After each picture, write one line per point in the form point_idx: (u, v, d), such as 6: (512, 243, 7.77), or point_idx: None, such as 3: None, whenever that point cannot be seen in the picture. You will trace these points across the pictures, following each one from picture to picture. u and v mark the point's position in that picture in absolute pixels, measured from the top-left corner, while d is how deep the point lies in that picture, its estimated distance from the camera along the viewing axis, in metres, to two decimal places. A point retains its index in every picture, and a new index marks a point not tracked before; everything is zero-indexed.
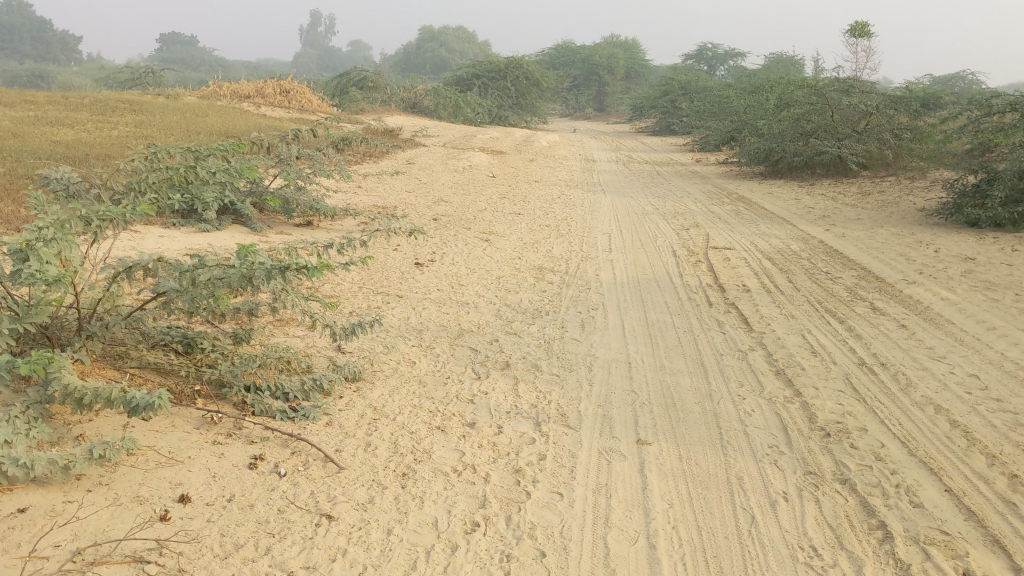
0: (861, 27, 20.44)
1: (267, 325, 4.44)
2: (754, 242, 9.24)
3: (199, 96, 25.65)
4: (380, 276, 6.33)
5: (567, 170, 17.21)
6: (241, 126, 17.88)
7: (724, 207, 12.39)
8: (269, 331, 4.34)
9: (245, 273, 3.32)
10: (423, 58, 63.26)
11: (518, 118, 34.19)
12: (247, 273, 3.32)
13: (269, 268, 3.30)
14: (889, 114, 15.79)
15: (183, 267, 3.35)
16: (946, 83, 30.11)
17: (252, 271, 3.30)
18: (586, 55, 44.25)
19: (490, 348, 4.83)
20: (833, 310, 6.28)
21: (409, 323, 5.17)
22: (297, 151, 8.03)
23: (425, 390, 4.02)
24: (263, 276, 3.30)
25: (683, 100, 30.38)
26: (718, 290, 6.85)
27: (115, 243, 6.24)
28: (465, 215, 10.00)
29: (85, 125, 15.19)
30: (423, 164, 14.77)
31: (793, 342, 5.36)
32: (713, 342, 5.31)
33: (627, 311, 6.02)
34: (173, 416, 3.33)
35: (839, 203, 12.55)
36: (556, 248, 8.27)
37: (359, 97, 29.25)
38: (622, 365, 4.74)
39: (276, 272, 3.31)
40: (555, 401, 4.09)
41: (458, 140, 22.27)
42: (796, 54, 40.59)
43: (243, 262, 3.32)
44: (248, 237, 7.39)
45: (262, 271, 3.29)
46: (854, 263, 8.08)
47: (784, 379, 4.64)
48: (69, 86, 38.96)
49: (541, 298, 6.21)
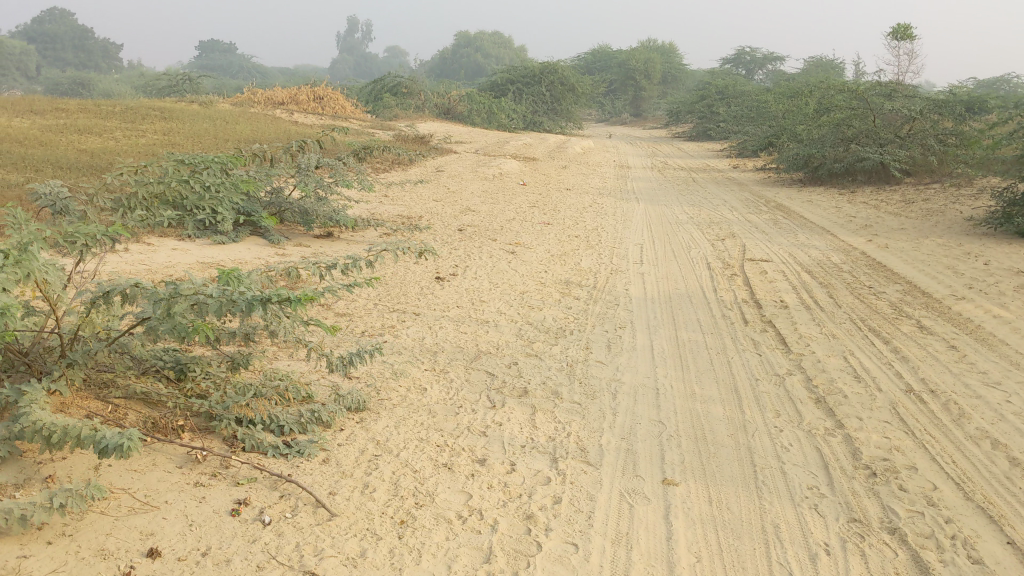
0: (903, 30, 19.92)
1: (268, 349, 4.19)
2: (793, 254, 8.87)
3: (233, 103, 25.74)
4: (398, 291, 6.07)
5: (600, 177, 16.91)
6: (272, 134, 17.81)
7: (761, 216, 12.01)
8: (270, 356, 4.08)
9: (222, 305, 3.03)
10: (459, 64, 63.27)
11: (553, 124, 33.93)
12: (225, 305, 3.03)
13: (248, 300, 3.01)
14: (933, 118, 15.29)
15: (158, 295, 3.02)
16: (991, 86, 29.38)
17: (232, 303, 3.03)
18: (623, 60, 43.92)
19: (508, 373, 4.54)
20: (876, 328, 5.91)
21: (423, 344, 4.89)
22: (316, 160, 7.71)
23: (433, 422, 3.73)
24: (242, 308, 3.02)
25: (720, 105, 29.95)
26: (753, 306, 6.50)
27: (125, 259, 6.05)
28: (493, 225, 9.73)
29: (116, 133, 15.18)
30: (453, 172, 14.56)
31: (834, 365, 5.00)
32: (748, 365, 4.97)
33: (655, 330, 5.70)
34: (155, 453, 3.08)
35: (881, 211, 12.11)
36: (585, 261, 7.97)
37: (393, 103, 29.19)
38: (649, 392, 4.42)
39: (258, 304, 3.04)
40: (575, 433, 3.79)
41: (491, 147, 22.06)
42: (837, 58, 39.91)
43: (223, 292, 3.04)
44: (264, 249, 7.18)
45: (242, 303, 3.01)
46: (899, 277, 7.68)
47: (824, 408, 4.29)
48: (110, 95, 39.47)
49: (566, 315, 5.91)
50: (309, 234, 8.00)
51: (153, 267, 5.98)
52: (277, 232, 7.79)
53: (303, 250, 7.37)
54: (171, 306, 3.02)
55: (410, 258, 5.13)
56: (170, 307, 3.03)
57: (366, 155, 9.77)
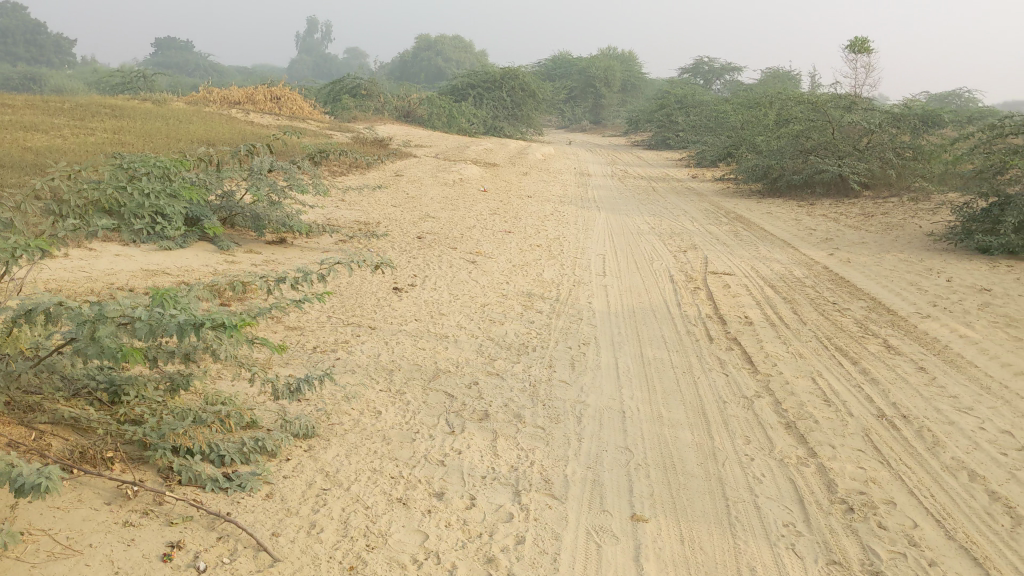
0: (861, 43, 20.05)
1: (212, 369, 3.92)
2: (755, 267, 8.75)
3: (188, 101, 25.21)
4: (354, 303, 5.82)
5: (561, 184, 16.75)
6: (227, 134, 17.42)
7: (722, 227, 11.91)
8: (213, 378, 3.81)
9: (151, 329, 2.79)
10: (419, 67, 62.90)
11: (513, 129, 33.76)
12: (155, 328, 2.79)
13: (180, 323, 2.78)
14: (892, 132, 15.36)
15: (81, 317, 2.78)
16: (943, 101, 29.79)
17: (161, 327, 2.78)
18: (583, 68, 43.94)
19: (469, 393, 4.31)
20: (844, 347, 5.78)
21: (378, 361, 4.65)
22: (269, 163, 7.49)
23: (388, 451, 3.50)
24: (173, 332, 2.78)
25: (679, 114, 29.99)
26: (718, 321, 6.35)
27: (64, 266, 5.73)
28: (452, 232, 9.49)
29: (64, 130, 14.70)
30: (412, 177, 14.30)
31: (804, 386, 4.84)
32: (716, 385, 4.80)
33: (620, 346, 5.50)
34: (82, 487, 2.81)
35: (841, 224, 12.08)
36: (547, 272, 7.77)
37: (351, 105, 28.83)
38: (615, 414, 4.23)
39: (190, 328, 2.80)
40: (538, 462, 3.58)
41: (450, 152, 21.83)
42: (794, 70, 40.28)
43: (151, 314, 2.79)
44: (213, 256, 6.89)
45: (172, 327, 2.77)
46: (863, 292, 7.58)
47: (796, 434, 4.13)
48: (62, 89, 38.61)
49: (528, 330, 5.70)
50: (261, 240, 7.72)
51: (93, 275, 5.67)
52: (228, 237, 7.49)
53: (254, 257, 7.08)
54: (95, 330, 2.77)
55: (364, 270, 4.90)
56: (94, 331, 2.78)
57: (321, 158, 9.49)
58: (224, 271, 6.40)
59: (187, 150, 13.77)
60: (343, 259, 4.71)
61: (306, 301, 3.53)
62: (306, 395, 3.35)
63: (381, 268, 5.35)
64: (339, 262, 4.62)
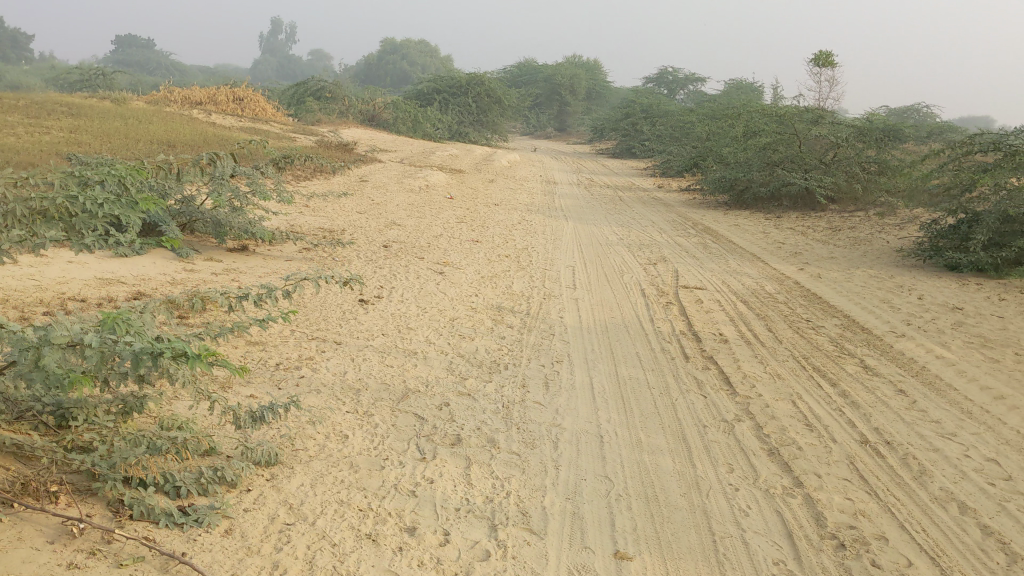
0: (825, 57, 20.14)
1: (168, 391, 3.70)
2: (727, 281, 8.65)
3: (148, 100, 24.73)
4: (318, 317, 5.60)
5: (527, 192, 16.60)
6: (188, 135, 17.06)
7: (691, 239, 11.82)
8: (169, 400, 3.60)
9: (101, 355, 2.63)
10: (384, 71, 62.53)
11: (479, 135, 33.59)
12: (105, 356, 2.64)
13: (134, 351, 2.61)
14: (858, 147, 15.40)
15: (26, 343, 2.60)
16: (904, 115, 30.11)
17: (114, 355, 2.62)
18: (548, 75, 43.91)
19: (440, 415, 4.12)
20: (821, 367, 5.66)
21: (344, 380, 4.44)
22: (232, 168, 7.30)
23: (356, 480, 3.31)
24: (126, 361, 2.61)
25: (645, 123, 30.01)
26: (692, 338, 6.21)
27: (14, 272, 5.47)
28: (418, 241, 9.29)
29: (17, 128, 14.28)
30: (377, 182, 14.07)
31: (784, 409, 4.72)
32: (694, 408, 4.66)
33: (594, 364, 5.34)
34: (22, 522, 2.59)
35: (809, 238, 12.06)
36: (516, 284, 7.60)
37: (315, 107, 28.50)
38: (592, 439, 4.06)
39: (145, 356, 2.64)
40: (514, 493, 3.40)
41: (416, 157, 21.61)
42: (757, 82, 40.53)
43: (102, 341, 2.63)
44: (171, 264, 6.63)
45: (125, 355, 2.61)
46: (836, 310, 7.50)
47: (780, 461, 4.00)
48: (18, 86, 37.81)
49: (499, 346, 5.52)
50: (221, 247, 7.47)
51: (43, 283, 5.40)
52: (187, 244, 7.23)
53: (214, 265, 6.83)
54: (39, 356, 2.59)
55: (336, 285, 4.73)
56: (39, 357, 2.60)
57: (286, 163, 9.24)
58: (183, 280, 6.15)
59: (146, 150, 13.42)
60: (314, 274, 4.55)
61: (267, 319, 3.38)
62: (268, 420, 3.20)
63: (351, 282, 5.18)
64: (304, 277, 4.46)
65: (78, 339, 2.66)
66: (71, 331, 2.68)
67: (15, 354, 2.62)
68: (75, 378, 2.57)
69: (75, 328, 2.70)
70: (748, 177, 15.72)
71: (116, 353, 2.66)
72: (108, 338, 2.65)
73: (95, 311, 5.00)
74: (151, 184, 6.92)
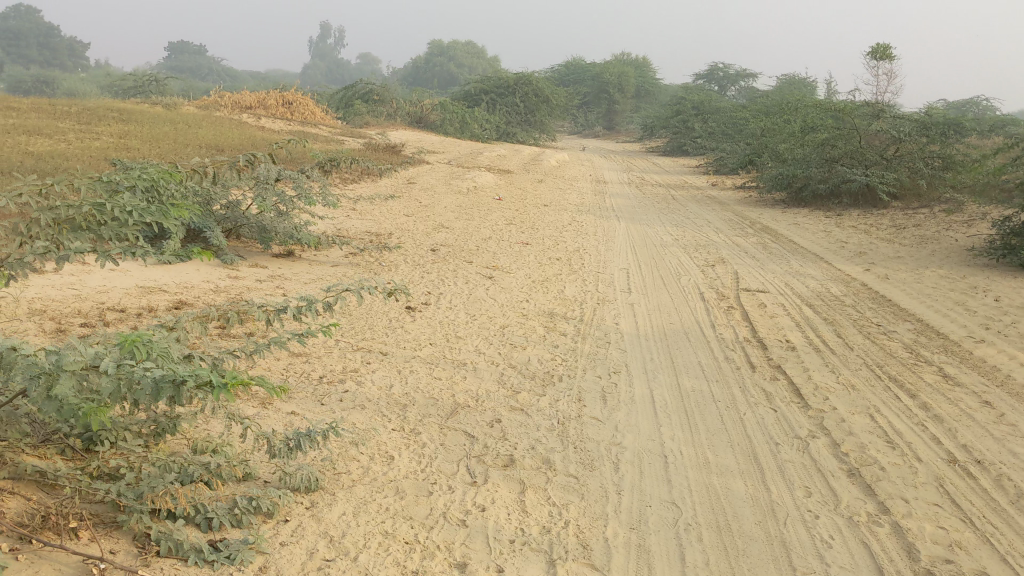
0: (883, 49, 19.55)
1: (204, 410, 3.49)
2: (789, 283, 8.28)
3: (198, 106, 24.89)
4: (365, 326, 5.37)
5: (577, 193, 16.30)
6: (236, 139, 17.06)
7: (748, 239, 11.43)
8: (204, 420, 3.38)
9: (120, 383, 2.40)
10: (432, 72, 62.60)
11: (527, 135, 33.35)
12: (124, 384, 2.40)
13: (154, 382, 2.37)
14: (920, 142, 14.86)
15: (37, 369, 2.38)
16: (964, 109, 29.23)
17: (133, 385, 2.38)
18: (596, 73, 43.52)
19: (491, 433, 3.86)
20: (897, 377, 5.30)
21: (390, 394, 4.20)
22: (277, 172, 7.10)
23: (402, 509, 3.06)
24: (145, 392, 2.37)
25: (696, 120, 29.53)
26: (757, 347, 5.88)
27: (56, 282, 5.34)
28: (467, 244, 9.06)
29: (69, 135, 14.35)
30: (424, 184, 13.89)
31: (861, 425, 4.38)
32: (764, 424, 4.34)
33: (654, 375, 5.04)
34: (41, 562, 2.38)
35: (872, 236, 11.61)
36: (569, 288, 7.32)
37: (363, 110, 28.51)
38: (656, 459, 3.77)
39: (166, 387, 2.40)
40: (573, 522, 3.13)
41: (464, 158, 21.43)
42: (810, 77, 39.73)
43: (120, 369, 2.39)
44: (216, 271, 6.46)
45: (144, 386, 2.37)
46: (908, 313, 7.10)
47: (861, 484, 3.68)
48: (74, 93, 38.47)
49: (553, 356, 5.24)
50: (267, 253, 7.29)
51: (84, 292, 5.24)
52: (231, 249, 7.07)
53: (260, 272, 6.64)
54: (52, 385, 2.37)
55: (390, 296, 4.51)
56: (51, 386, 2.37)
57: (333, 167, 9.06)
58: (227, 288, 5.96)
59: (194, 155, 13.39)
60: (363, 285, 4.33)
61: (307, 336, 3.17)
62: (306, 447, 2.99)
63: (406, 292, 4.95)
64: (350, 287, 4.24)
65: (94, 364, 2.43)
66: (87, 356, 2.45)
67: (27, 382, 2.41)
68: (89, 408, 2.34)
69: (91, 353, 2.47)
70: (806, 174, 15.25)
71: (135, 381, 2.43)
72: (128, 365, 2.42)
73: (135, 323, 4.82)
74: (196, 188, 6.75)
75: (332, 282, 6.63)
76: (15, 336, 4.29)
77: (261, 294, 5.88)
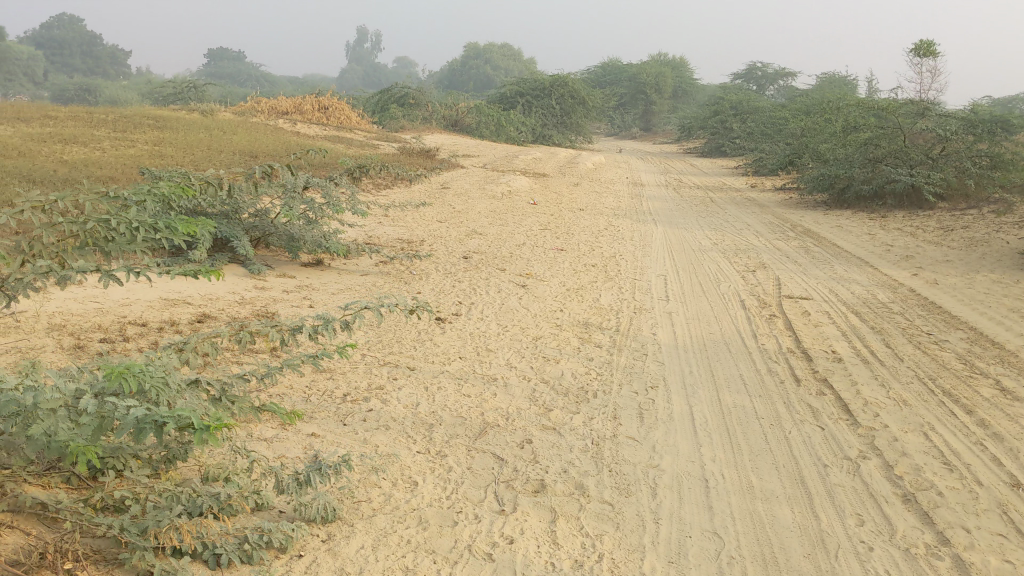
0: (927, 46, 19.08)
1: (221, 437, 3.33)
2: (833, 290, 8.00)
3: (235, 111, 24.98)
4: (392, 339, 5.20)
5: (614, 196, 16.05)
6: (270, 145, 17.04)
7: (790, 243, 11.13)
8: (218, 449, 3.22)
9: (101, 422, 2.40)
10: (468, 75, 62.58)
11: (563, 137, 33.12)
12: (105, 423, 2.39)
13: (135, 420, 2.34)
14: (967, 141, 14.43)
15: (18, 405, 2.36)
16: (1010, 105, 28.50)
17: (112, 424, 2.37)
18: (633, 74, 43.17)
19: (521, 454, 3.66)
20: (952, 391, 5.02)
21: (416, 413, 4.02)
22: (304, 180, 7.00)
23: (424, 542, 2.88)
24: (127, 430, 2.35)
25: (734, 120, 29.11)
26: (801, 358, 5.63)
27: (79, 294, 5.25)
28: (501, 251, 8.87)
29: (106, 143, 14.39)
30: (458, 189, 13.73)
31: (916, 444, 4.13)
32: (811, 443, 4.10)
33: (693, 390, 4.82)
34: None
35: (919, 239, 11.25)
36: (604, 297, 7.11)
37: (399, 114, 28.49)
38: (696, 484, 3.55)
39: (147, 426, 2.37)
40: (608, 556, 2.92)
41: (499, 161, 21.28)
42: (851, 75, 39.06)
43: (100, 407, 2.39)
44: (243, 281, 6.34)
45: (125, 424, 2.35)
46: (960, 321, 6.79)
47: (918, 511, 3.43)
48: (116, 101, 38.93)
49: (587, 370, 5.03)
50: (296, 262, 7.15)
51: (106, 305, 5.14)
52: (260, 259, 6.95)
53: (288, 282, 6.50)
54: (30, 423, 2.36)
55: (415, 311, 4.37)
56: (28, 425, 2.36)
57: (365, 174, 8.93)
58: (252, 299, 5.83)
59: (228, 162, 13.35)
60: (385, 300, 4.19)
61: (319, 358, 3.04)
62: (316, 483, 2.84)
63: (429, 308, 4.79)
64: (371, 303, 4.09)
65: (75, 403, 2.44)
66: (69, 394, 2.46)
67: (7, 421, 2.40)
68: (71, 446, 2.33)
69: (72, 390, 2.47)
70: (849, 175, 14.88)
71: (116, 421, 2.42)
72: (108, 403, 2.41)
73: (156, 337, 4.70)
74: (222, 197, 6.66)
75: (361, 292, 6.47)
76: (31, 353, 4.17)
77: (287, 306, 5.74)
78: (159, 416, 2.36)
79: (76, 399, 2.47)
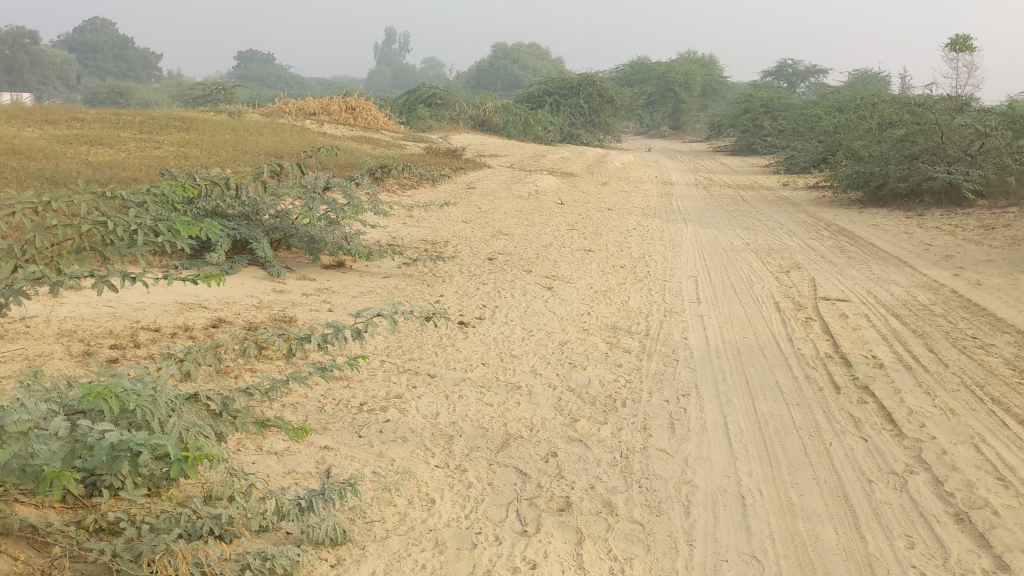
0: (963, 40, 18.64)
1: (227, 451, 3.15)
2: (872, 291, 7.72)
3: (263, 113, 24.98)
4: (413, 345, 5.01)
5: (643, 195, 15.80)
6: (296, 146, 16.95)
7: (825, 242, 10.84)
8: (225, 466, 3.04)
9: (73, 447, 2.21)
10: (496, 75, 62.45)
11: (592, 137, 32.85)
12: (78, 449, 2.20)
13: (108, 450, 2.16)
14: (1007, 137, 14.03)
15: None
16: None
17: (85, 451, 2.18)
18: (662, 72, 42.81)
19: (545, 469, 3.46)
20: (1002, 399, 4.75)
21: (435, 424, 3.82)
22: (323, 180, 6.85)
23: (441, 567, 2.68)
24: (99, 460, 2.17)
25: (765, 118, 28.72)
26: (841, 364, 5.38)
27: (92, 297, 5.11)
28: (527, 252, 8.67)
29: (132, 145, 14.36)
30: (484, 189, 13.55)
31: (967, 457, 3.88)
32: (854, 456, 3.85)
33: (728, 399, 4.59)
34: None
35: (958, 238, 10.91)
36: (633, 299, 6.88)
37: (426, 114, 28.39)
38: (732, 501, 3.33)
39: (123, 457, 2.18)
40: None
41: (527, 161, 21.09)
42: (883, 71, 38.47)
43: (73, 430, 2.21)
44: (261, 284, 6.18)
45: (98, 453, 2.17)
46: (1006, 325, 6.50)
47: (974, 532, 3.19)
48: (147, 104, 39.21)
49: (616, 377, 4.81)
50: (317, 265, 6.99)
51: (119, 309, 5.00)
52: (280, 262, 6.80)
53: (307, 285, 6.34)
54: None
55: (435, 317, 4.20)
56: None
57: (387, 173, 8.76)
58: (270, 303, 5.66)
59: (253, 163, 13.27)
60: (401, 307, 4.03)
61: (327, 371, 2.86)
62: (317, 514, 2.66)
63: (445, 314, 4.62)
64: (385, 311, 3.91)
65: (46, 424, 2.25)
66: (40, 415, 2.27)
67: None
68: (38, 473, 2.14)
69: (44, 411, 2.28)
70: (884, 172, 14.52)
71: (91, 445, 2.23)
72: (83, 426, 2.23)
73: (168, 343, 4.54)
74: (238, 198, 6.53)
75: (382, 295, 6.29)
76: (38, 360, 4.03)
77: (305, 310, 5.58)
78: (133, 445, 2.15)
79: (49, 419, 2.28)
